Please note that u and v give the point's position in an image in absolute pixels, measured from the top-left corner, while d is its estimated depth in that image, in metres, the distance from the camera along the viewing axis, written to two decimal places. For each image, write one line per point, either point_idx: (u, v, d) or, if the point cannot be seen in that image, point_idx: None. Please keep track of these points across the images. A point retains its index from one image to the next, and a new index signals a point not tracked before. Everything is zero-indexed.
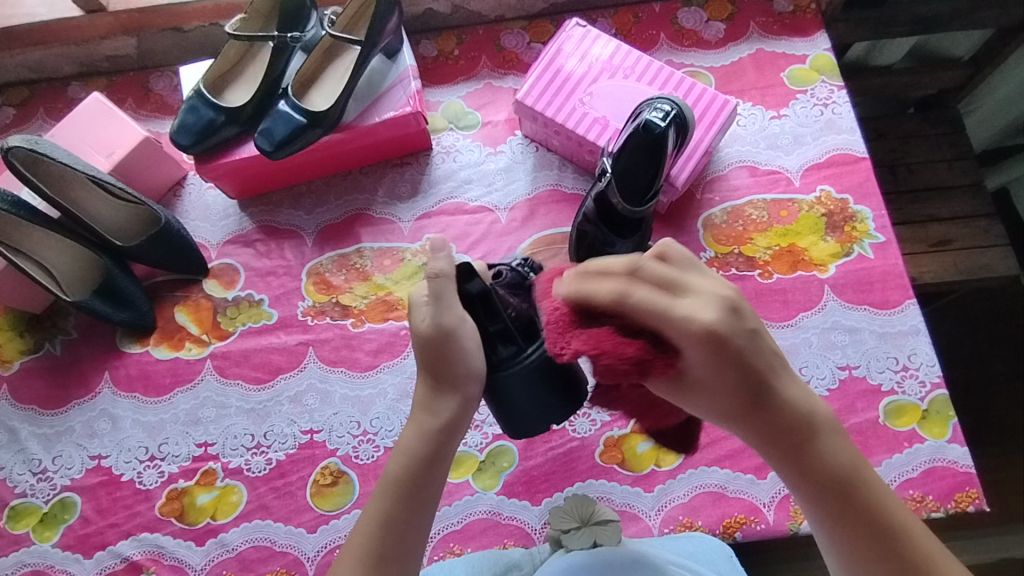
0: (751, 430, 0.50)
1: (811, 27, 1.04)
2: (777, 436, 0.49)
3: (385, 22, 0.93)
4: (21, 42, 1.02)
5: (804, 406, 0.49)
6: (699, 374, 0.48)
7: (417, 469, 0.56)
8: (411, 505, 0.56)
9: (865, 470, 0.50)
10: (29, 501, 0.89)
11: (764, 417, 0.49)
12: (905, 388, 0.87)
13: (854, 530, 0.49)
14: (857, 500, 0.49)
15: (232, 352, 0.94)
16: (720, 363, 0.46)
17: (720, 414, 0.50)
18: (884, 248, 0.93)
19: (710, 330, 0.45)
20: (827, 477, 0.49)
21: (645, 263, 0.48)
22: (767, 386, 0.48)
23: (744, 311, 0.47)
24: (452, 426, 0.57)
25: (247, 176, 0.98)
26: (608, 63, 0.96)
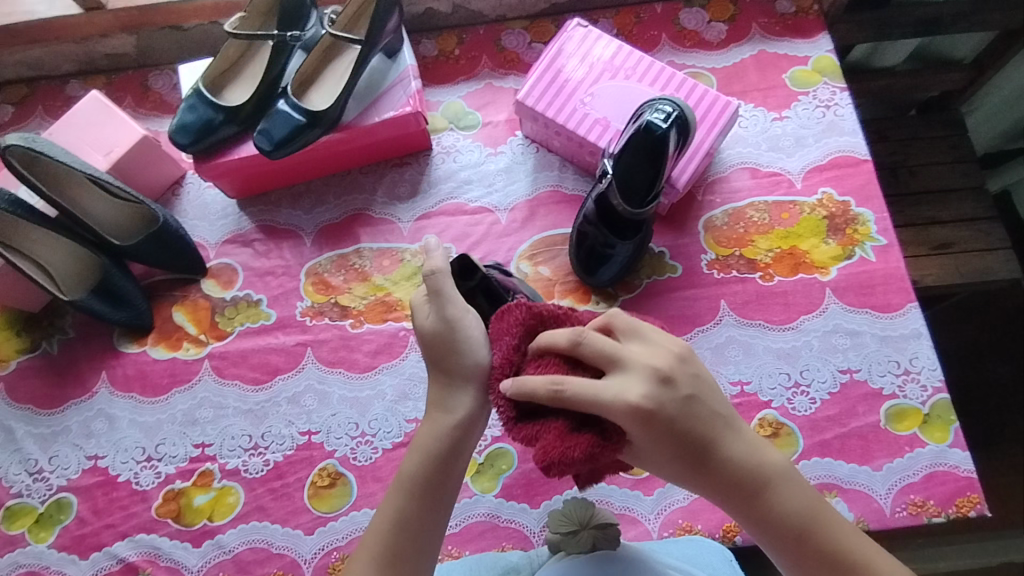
0: (709, 488, 0.57)
1: (814, 28, 1.04)
2: (733, 492, 0.56)
3: (385, 21, 0.92)
4: (20, 39, 1.01)
5: (749, 459, 0.56)
6: (646, 449, 0.57)
7: (430, 466, 0.59)
8: (427, 502, 0.58)
9: (818, 507, 0.56)
10: (25, 501, 0.88)
11: (713, 473, 0.56)
12: (907, 392, 0.86)
13: (815, 566, 0.55)
14: (814, 541, 0.55)
15: (231, 352, 0.94)
16: (657, 435, 0.55)
17: (680, 477, 0.58)
18: (886, 251, 0.92)
19: (637, 407, 0.54)
20: (784, 525, 0.55)
21: (586, 336, 0.56)
22: (710, 444, 0.56)
23: (671, 382, 0.55)
24: (467, 421, 0.60)
25: (246, 176, 0.97)
26: (609, 63, 0.96)
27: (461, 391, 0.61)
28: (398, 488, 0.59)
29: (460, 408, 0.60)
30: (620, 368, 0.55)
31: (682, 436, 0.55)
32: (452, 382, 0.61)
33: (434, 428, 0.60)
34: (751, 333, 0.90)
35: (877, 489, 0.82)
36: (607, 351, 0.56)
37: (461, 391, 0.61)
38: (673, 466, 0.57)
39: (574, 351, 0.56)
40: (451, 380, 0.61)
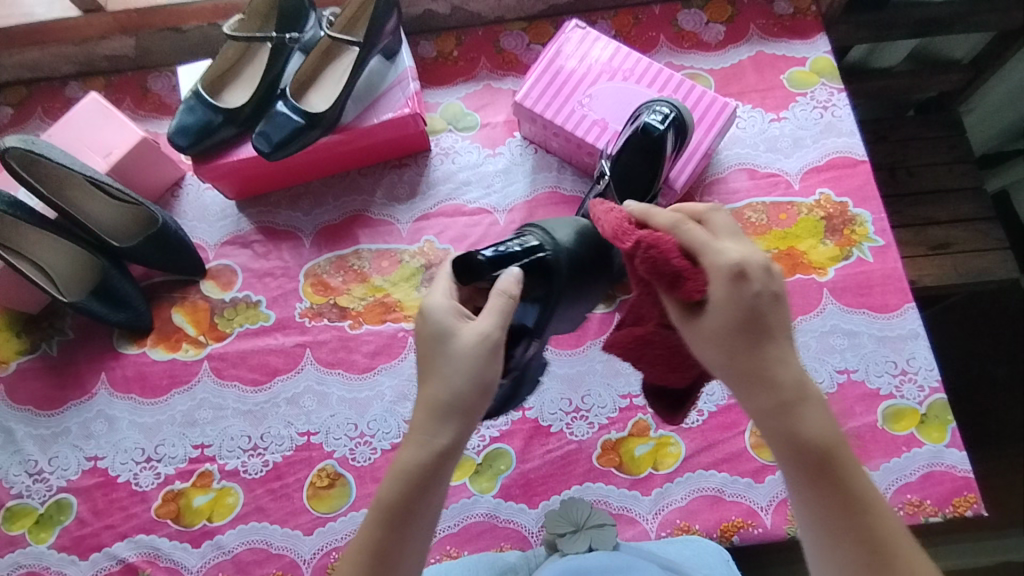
0: (748, 379, 0.50)
1: (811, 30, 1.04)
2: (767, 393, 0.50)
3: (384, 23, 0.92)
4: (19, 41, 1.01)
5: (797, 376, 0.50)
6: (709, 317, 0.51)
7: (410, 497, 0.54)
8: (404, 533, 0.54)
9: (847, 449, 0.50)
10: (25, 502, 0.89)
11: (756, 367, 0.50)
12: (904, 392, 0.86)
13: (823, 497, 0.49)
14: (831, 472, 0.49)
15: (230, 353, 0.94)
16: (738, 299, 0.50)
17: (720, 363, 0.51)
18: (883, 252, 0.92)
19: (742, 266, 0.50)
20: (810, 446, 0.49)
21: (713, 214, 0.55)
22: (766, 341, 0.50)
23: (752, 272, 0.50)
24: (452, 450, 0.55)
25: (245, 177, 0.98)
26: (607, 65, 0.96)
27: (456, 421, 0.55)
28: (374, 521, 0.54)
29: (450, 434, 0.55)
30: (737, 238, 0.53)
31: (749, 316, 0.50)
32: (449, 411, 0.55)
33: (416, 455, 0.54)
34: None
35: None
36: (728, 226, 0.54)
37: (461, 422, 0.55)
38: (723, 344, 0.50)
39: (706, 216, 0.55)
40: (447, 410, 0.55)
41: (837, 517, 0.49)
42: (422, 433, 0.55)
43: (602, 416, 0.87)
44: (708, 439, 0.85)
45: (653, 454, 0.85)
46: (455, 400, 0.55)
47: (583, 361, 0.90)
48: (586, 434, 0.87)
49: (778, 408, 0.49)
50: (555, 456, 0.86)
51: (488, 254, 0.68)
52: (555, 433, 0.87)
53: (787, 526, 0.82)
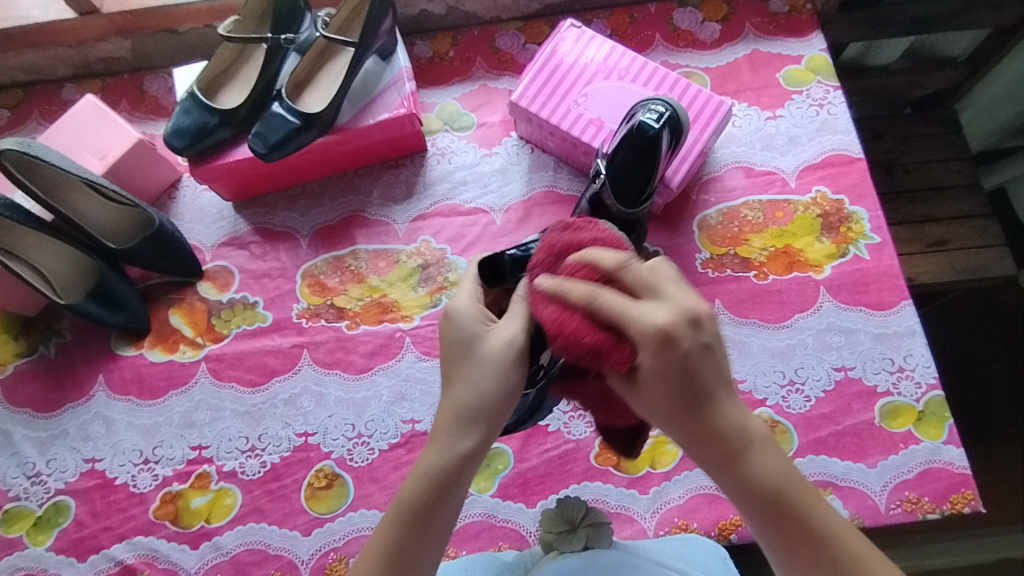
0: (691, 434, 0.50)
1: (807, 27, 1.04)
2: (710, 446, 0.50)
3: (378, 24, 0.92)
4: (14, 44, 1.01)
5: (736, 423, 0.50)
6: (645, 390, 0.49)
7: (431, 499, 0.53)
8: (422, 535, 0.53)
9: (800, 482, 0.50)
10: (23, 505, 0.89)
11: (702, 424, 0.50)
12: (901, 389, 0.86)
13: (790, 537, 0.49)
14: (789, 510, 0.49)
15: (227, 354, 0.94)
16: (667, 368, 0.48)
17: (667, 425, 0.51)
18: (880, 249, 0.92)
19: (664, 333, 0.47)
20: (759, 492, 0.49)
21: (633, 263, 0.50)
22: (707, 398, 0.49)
23: (683, 334, 0.48)
24: (475, 456, 0.54)
25: (241, 179, 0.98)
26: (602, 64, 0.96)
27: (479, 427, 0.54)
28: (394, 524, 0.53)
29: (474, 439, 0.54)
30: (659, 291, 0.49)
31: (679, 379, 0.48)
32: (473, 418, 0.54)
33: (437, 459, 0.54)
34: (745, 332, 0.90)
35: (872, 486, 0.83)
36: (648, 280, 0.49)
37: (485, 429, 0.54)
38: (664, 411, 0.49)
39: (619, 271, 0.50)
40: (471, 418, 0.54)
41: (802, 556, 0.49)
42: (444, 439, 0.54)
43: None
44: None
45: (651, 452, 0.85)
46: (482, 406, 0.54)
47: None
48: (584, 433, 0.87)
49: (724, 457, 0.50)
50: (553, 455, 0.86)
51: (511, 256, 0.67)
52: (552, 432, 0.87)
53: None
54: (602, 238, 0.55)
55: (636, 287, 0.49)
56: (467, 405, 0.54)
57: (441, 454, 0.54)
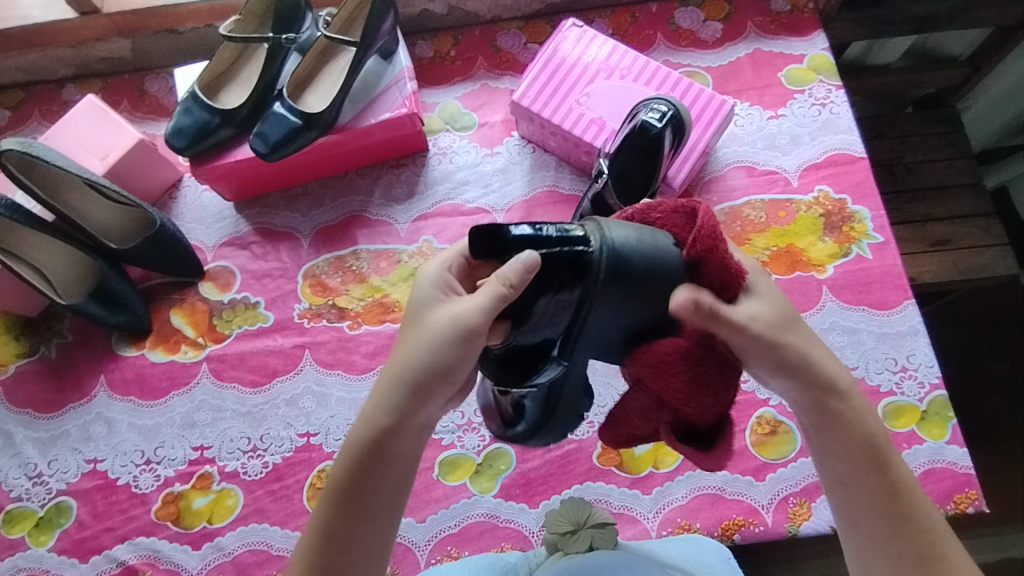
0: (806, 386, 0.55)
1: (809, 26, 1.04)
2: (834, 421, 0.54)
3: (380, 23, 0.92)
4: (15, 44, 1.01)
5: (841, 381, 0.55)
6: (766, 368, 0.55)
7: (357, 476, 0.54)
8: (348, 512, 0.54)
9: (909, 479, 0.55)
10: (24, 506, 0.89)
11: (828, 405, 0.55)
12: (904, 388, 0.86)
13: (881, 516, 0.53)
14: (877, 465, 0.54)
15: (228, 354, 0.94)
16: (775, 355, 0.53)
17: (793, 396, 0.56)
18: (882, 248, 0.92)
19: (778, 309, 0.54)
20: (856, 443, 0.54)
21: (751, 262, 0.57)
22: (835, 381, 0.55)
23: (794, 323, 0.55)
24: (399, 432, 0.54)
25: (243, 179, 0.98)
26: (604, 63, 0.96)
27: (404, 405, 0.54)
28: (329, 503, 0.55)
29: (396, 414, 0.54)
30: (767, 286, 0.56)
31: (802, 359, 0.54)
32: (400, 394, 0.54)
33: (364, 438, 0.55)
34: None
35: None
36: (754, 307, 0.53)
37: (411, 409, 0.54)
38: (801, 381, 0.55)
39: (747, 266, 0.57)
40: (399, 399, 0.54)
41: (887, 535, 0.53)
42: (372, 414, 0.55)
43: (602, 415, 0.87)
44: None
45: (653, 452, 0.85)
46: (413, 384, 0.54)
47: None
48: (586, 433, 0.87)
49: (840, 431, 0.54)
50: (555, 455, 0.86)
51: (520, 235, 0.53)
52: None
53: (788, 524, 0.82)
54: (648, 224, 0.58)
55: (727, 280, 0.52)
56: (401, 383, 0.54)
57: (366, 432, 0.55)
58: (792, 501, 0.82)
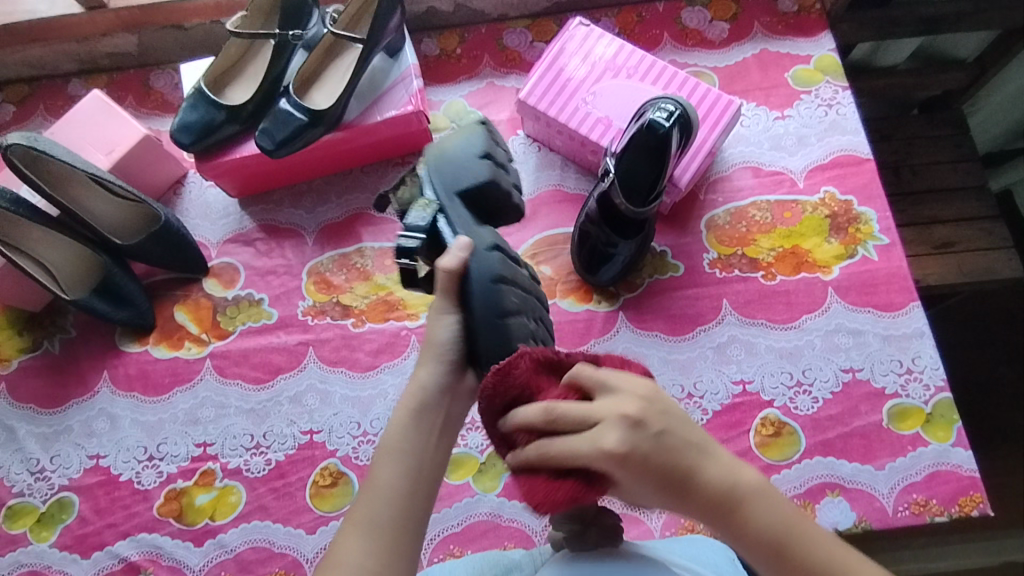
0: (699, 512, 0.51)
1: (816, 27, 1.04)
2: (703, 512, 0.51)
3: (386, 21, 0.92)
4: (20, 38, 1.01)
5: (728, 481, 0.51)
6: (631, 489, 0.51)
7: (413, 427, 0.57)
8: (391, 460, 0.55)
9: (800, 524, 0.51)
10: (27, 501, 0.88)
11: (693, 502, 0.51)
12: (909, 391, 0.86)
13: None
14: (797, 560, 0.50)
15: (232, 351, 0.94)
16: (640, 474, 0.49)
17: (660, 505, 0.52)
18: (888, 250, 0.92)
19: (612, 452, 0.48)
20: (765, 544, 0.51)
21: (560, 405, 0.51)
22: (689, 473, 0.50)
23: (647, 419, 0.50)
24: (431, 390, 0.59)
25: (248, 175, 0.97)
26: (611, 62, 0.96)
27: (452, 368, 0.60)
28: (384, 466, 0.55)
29: (431, 370, 0.59)
30: (596, 421, 0.50)
31: (665, 481, 0.50)
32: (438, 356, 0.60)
33: (412, 404, 0.58)
34: (753, 333, 0.90)
35: (879, 488, 0.82)
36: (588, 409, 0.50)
37: (459, 378, 0.61)
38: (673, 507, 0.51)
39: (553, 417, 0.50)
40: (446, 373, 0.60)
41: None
42: (422, 384, 0.59)
43: None
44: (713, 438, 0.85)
45: None
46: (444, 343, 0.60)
47: None
48: None
49: (720, 515, 0.50)
50: None
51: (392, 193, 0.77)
52: None
53: None
54: (536, 355, 0.54)
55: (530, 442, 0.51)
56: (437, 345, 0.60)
57: (416, 393, 0.59)
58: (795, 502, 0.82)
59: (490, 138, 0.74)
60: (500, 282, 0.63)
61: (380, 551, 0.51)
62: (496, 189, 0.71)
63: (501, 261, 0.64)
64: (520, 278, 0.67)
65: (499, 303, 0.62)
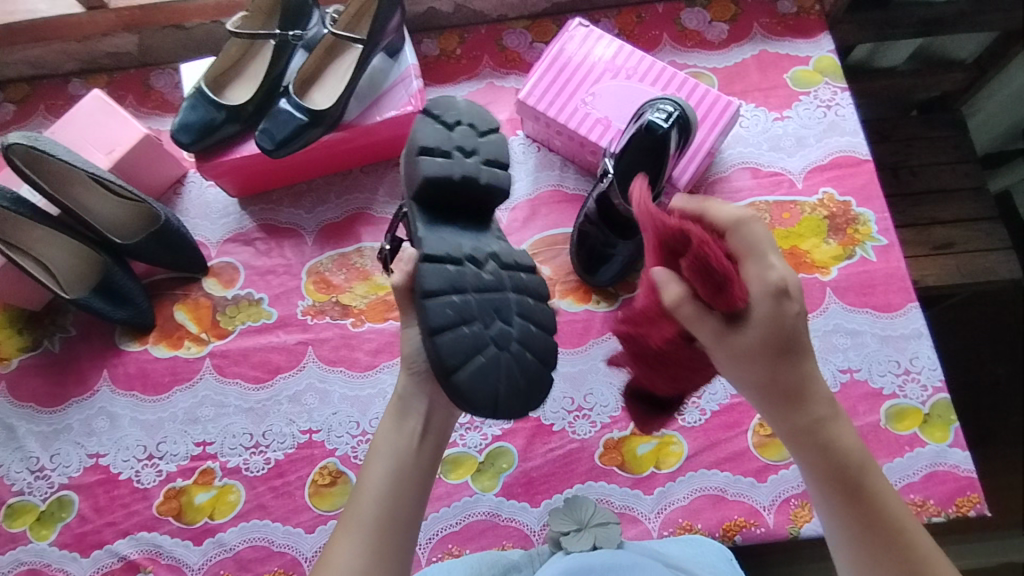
0: (783, 397, 0.54)
1: (815, 28, 1.04)
2: (787, 398, 0.54)
3: (386, 22, 0.92)
4: (21, 37, 1.01)
5: (820, 386, 0.55)
6: (753, 342, 0.52)
7: (389, 432, 0.62)
8: (373, 463, 0.60)
9: (875, 468, 0.54)
10: (26, 499, 0.89)
11: (786, 382, 0.54)
12: (907, 392, 0.86)
13: (852, 515, 0.53)
14: (855, 482, 0.53)
15: (232, 351, 0.94)
16: (783, 325, 0.52)
17: (757, 377, 0.53)
18: (886, 251, 0.92)
19: (783, 285, 0.51)
20: (834, 454, 0.54)
21: (750, 222, 0.52)
22: (801, 352, 0.53)
23: (792, 296, 0.52)
24: (404, 394, 0.64)
25: (248, 174, 0.98)
26: (610, 63, 0.96)
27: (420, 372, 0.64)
28: (369, 470, 0.59)
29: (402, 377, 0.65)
30: (762, 256, 0.52)
31: (784, 345, 0.52)
32: (409, 368, 0.64)
33: (392, 410, 0.63)
34: None
35: None
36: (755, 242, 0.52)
37: (435, 387, 0.64)
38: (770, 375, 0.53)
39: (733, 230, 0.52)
40: (416, 379, 0.64)
41: (863, 537, 0.53)
42: (398, 392, 0.64)
43: (604, 414, 0.87)
44: (711, 438, 0.85)
45: (656, 453, 0.85)
46: (411, 357, 0.64)
47: (584, 359, 0.90)
48: (588, 433, 0.87)
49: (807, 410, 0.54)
50: (557, 455, 0.86)
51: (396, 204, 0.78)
52: (557, 432, 0.87)
53: (789, 526, 0.82)
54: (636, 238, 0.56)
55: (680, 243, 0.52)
56: (406, 361, 0.65)
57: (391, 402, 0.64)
58: (793, 503, 0.82)
59: (439, 127, 0.69)
60: (428, 297, 0.60)
61: (366, 546, 0.54)
62: (444, 184, 0.67)
63: (433, 271, 0.61)
64: (471, 281, 0.62)
65: (434, 320, 0.59)
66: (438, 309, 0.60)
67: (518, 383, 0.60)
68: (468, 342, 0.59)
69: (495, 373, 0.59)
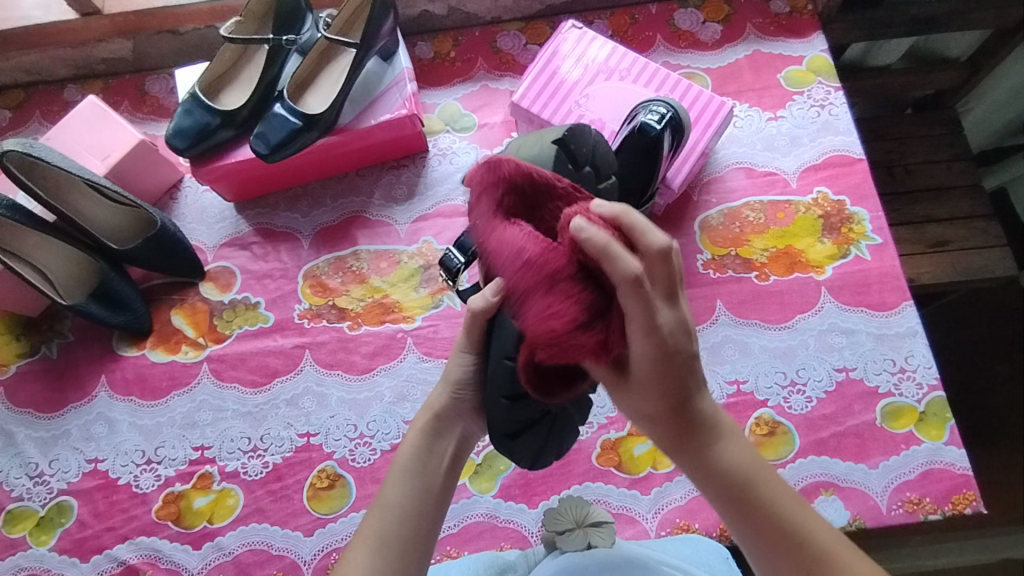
0: (664, 416, 0.51)
1: (807, 28, 1.05)
2: (671, 432, 0.51)
3: (380, 24, 0.92)
4: (16, 44, 1.02)
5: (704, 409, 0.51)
6: (628, 360, 0.48)
7: (416, 453, 0.62)
8: (399, 478, 0.59)
9: (767, 472, 0.50)
10: (26, 505, 0.89)
11: (668, 403, 0.50)
12: (902, 390, 0.86)
13: (762, 533, 0.48)
14: (756, 499, 0.49)
15: (228, 355, 0.94)
16: (651, 340, 0.46)
17: (637, 401, 0.51)
18: (881, 250, 0.93)
19: (636, 282, 0.42)
20: (724, 477, 0.50)
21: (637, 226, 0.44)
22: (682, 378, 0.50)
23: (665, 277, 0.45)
24: (444, 412, 0.64)
25: (245, 179, 0.98)
26: (604, 64, 0.96)
27: (461, 397, 0.64)
28: (390, 487, 0.59)
29: (443, 396, 0.65)
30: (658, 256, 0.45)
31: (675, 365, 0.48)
32: (459, 396, 0.64)
33: (426, 426, 0.64)
34: (748, 333, 0.90)
35: (873, 486, 0.83)
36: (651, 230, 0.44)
37: (471, 418, 0.65)
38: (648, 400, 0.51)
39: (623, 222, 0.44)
40: (457, 407, 0.64)
41: (769, 546, 0.47)
42: (433, 407, 0.65)
43: (601, 415, 0.88)
44: None
45: (652, 453, 0.85)
46: (460, 381, 0.64)
47: None
48: (585, 433, 0.87)
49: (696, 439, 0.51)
50: None
51: None
52: None
53: None
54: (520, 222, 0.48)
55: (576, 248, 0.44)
56: (454, 384, 0.64)
57: (427, 419, 0.64)
58: None
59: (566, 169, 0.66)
60: (510, 358, 0.57)
61: (390, 563, 0.54)
62: None
63: None
64: None
65: (514, 383, 0.58)
66: (520, 372, 0.57)
67: (564, 433, 0.66)
68: (540, 405, 0.60)
69: (547, 431, 0.63)
